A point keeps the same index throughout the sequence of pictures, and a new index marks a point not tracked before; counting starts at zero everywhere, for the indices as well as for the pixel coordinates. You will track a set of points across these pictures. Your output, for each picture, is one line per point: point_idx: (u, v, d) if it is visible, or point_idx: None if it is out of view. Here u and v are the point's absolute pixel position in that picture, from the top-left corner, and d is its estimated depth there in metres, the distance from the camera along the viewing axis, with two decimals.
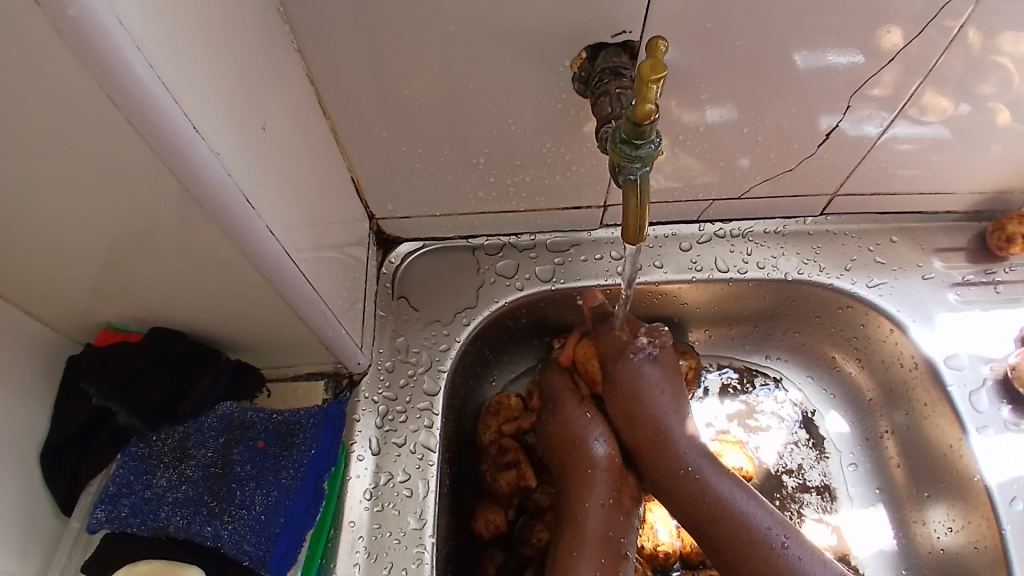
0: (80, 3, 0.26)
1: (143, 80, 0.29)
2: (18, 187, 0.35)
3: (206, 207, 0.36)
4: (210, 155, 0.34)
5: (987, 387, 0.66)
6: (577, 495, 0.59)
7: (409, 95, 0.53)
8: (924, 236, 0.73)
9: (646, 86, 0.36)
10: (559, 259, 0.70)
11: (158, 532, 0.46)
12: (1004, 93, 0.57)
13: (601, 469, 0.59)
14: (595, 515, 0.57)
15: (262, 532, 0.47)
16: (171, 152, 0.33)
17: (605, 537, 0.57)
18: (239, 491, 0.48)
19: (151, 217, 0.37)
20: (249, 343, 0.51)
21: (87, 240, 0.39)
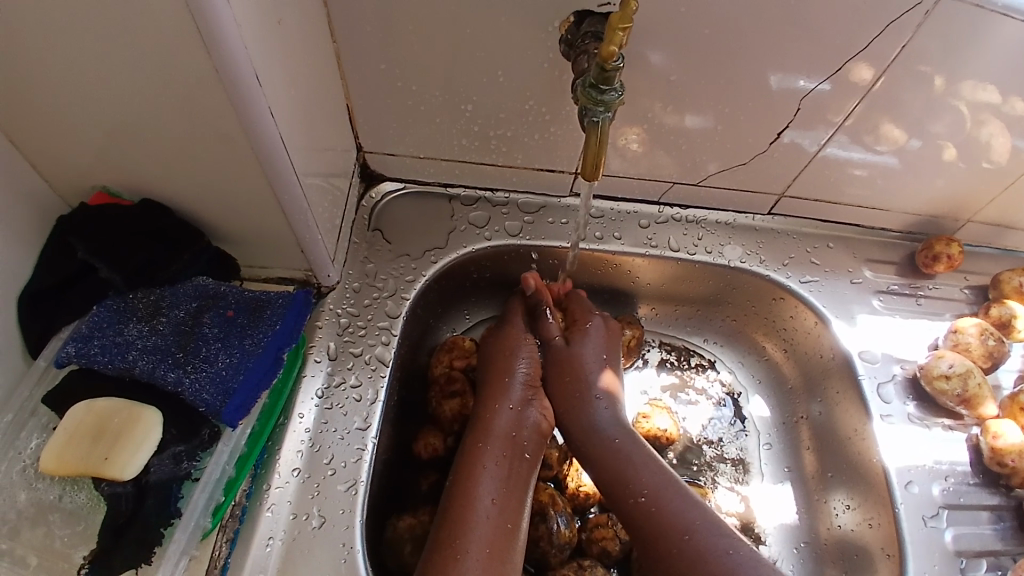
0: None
1: None
2: (47, 28, 0.38)
3: (222, 74, 0.40)
4: (233, 29, 0.38)
5: (896, 382, 0.72)
6: (491, 398, 0.65)
7: (412, 32, 0.58)
8: (859, 247, 0.81)
9: (613, 32, 0.41)
10: (528, 217, 0.76)
11: (123, 373, 0.49)
12: (953, 134, 0.66)
13: (519, 382, 0.66)
14: (503, 417, 0.63)
15: (219, 385, 0.49)
16: (201, 9, 0.37)
17: (512, 436, 0.62)
18: (204, 348, 0.51)
19: (166, 74, 0.41)
20: (230, 231, 0.55)
21: (100, 93, 0.42)
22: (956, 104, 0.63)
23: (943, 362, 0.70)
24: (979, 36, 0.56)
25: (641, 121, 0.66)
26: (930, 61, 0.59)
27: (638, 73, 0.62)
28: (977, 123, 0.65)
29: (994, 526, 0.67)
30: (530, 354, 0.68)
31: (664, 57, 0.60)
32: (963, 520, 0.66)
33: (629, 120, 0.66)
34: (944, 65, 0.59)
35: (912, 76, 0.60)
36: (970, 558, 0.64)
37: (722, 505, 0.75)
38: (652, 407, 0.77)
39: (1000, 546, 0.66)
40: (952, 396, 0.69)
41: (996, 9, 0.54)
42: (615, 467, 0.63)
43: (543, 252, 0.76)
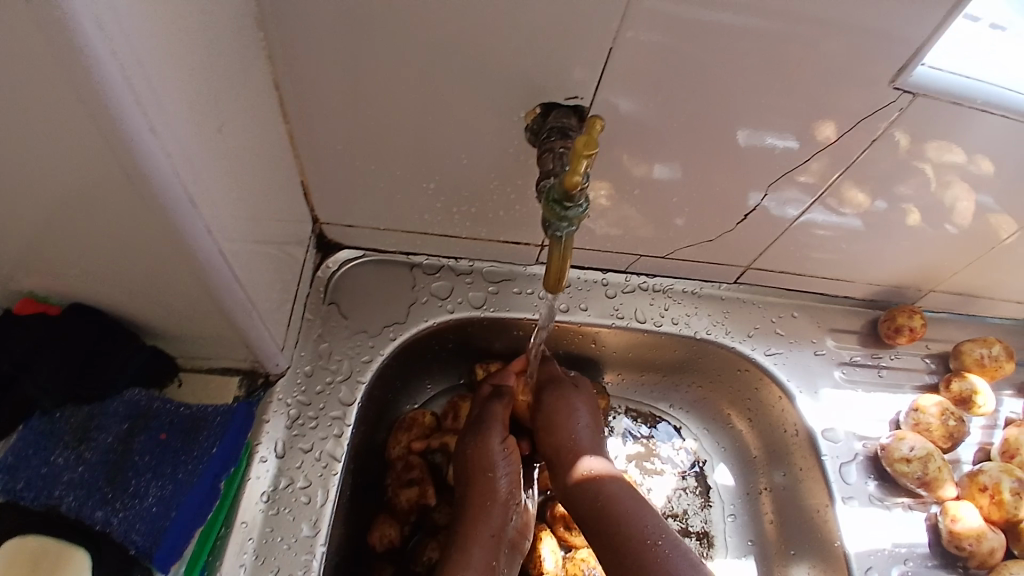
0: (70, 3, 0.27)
1: (109, 80, 0.31)
2: None
3: (149, 202, 0.37)
4: (159, 154, 0.35)
5: (857, 460, 0.73)
6: (473, 524, 0.61)
7: (370, 114, 0.55)
8: (824, 316, 0.81)
9: (578, 160, 0.39)
10: (492, 287, 0.73)
11: (49, 510, 0.45)
12: (921, 197, 0.65)
13: (500, 503, 0.63)
14: (484, 547, 0.60)
15: (152, 524, 0.48)
16: (128, 142, 0.33)
17: (493, 568, 0.60)
18: (136, 480, 0.48)
19: (93, 196, 0.37)
20: (169, 330, 0.51)
21: (13, 211, 0.38)
22: (921, 165, 0.61)
23: (904, 444, 0.71)
24: (953, 122, 0.56)
25: (611, 181, 0.63)
26: (906, 125, 0.57)
27: (608, 154, 0.60)
28: (942, 184, 0.64)
29: None
30: (510, 467, 0.64)
31: (632, 143, 0.58)
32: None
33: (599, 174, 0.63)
34: (917, 143, 0.59)
35: (880, 142, 0.59)
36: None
37: None
38: None
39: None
40: (913, 479, 0.70)
41: (975, 105, 0.54)
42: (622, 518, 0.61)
43: (507, 323, 0.73)
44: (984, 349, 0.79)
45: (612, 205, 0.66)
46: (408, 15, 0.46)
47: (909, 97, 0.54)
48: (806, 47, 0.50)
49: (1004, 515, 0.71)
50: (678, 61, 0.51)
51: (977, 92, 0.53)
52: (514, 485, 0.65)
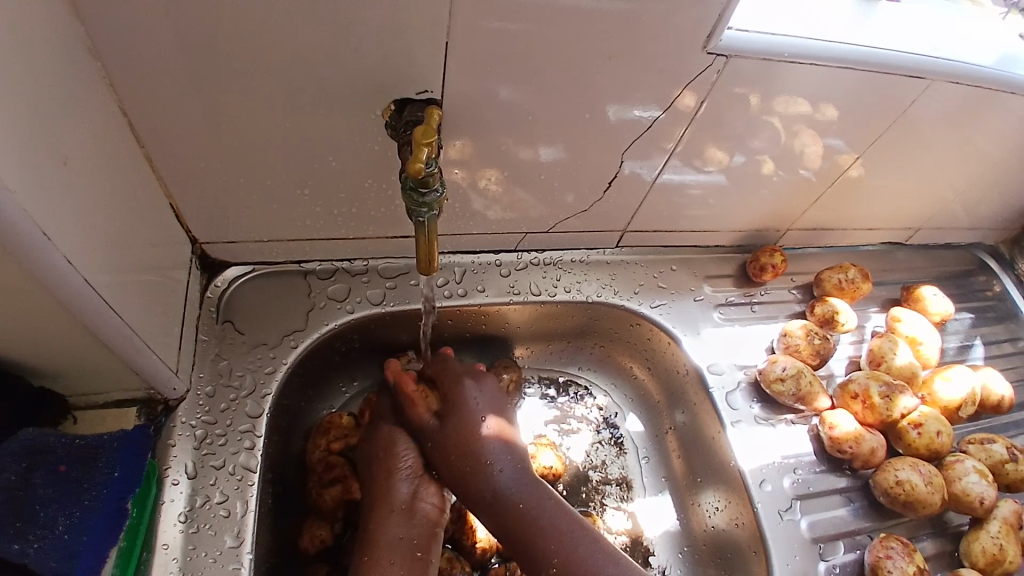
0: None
1: None
2: None
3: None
4: None
5: (741, 387, 0.81)
6: (381, 505, 0.63)
7: (230, 131, 0.56)
8: (700, 266, 0.89)
9: (419, 149, 0.42)
10: (390, 283, 0.75)
11: None
12: (773, 148, 0.74)
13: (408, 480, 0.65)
14: (392, 524, 0.62)
15: (64, 551, 0.49)
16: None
17: (404, 545, 0.61)
18: (41, 512, 0.50)
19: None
20: (49, 368, 0.51)
21: None
22: (771, 117, 0.69)
23: (778, 366, 0.79)
24: (780, 77, 0.64)
25: (499, 165, 0.67)
26: (739, 81, 0.63)
27: (494, 141, 0.64)
28: (792, 134, 0.72)
29: (848, 507, 0.77)
30: (413, 448, 0.67)
31: (496, 130, 0.62)
32: (816, 508, 0.75)
33: (484, 163, 0.66)
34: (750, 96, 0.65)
35: (729, 98, 0.65)
36: (827, 541, 0.74)
37: (612, 527, 0.80)
38: (537, 447, 0.80)
39: (857, 525, 0.76)
40: (790, 396, 0.79)
41: (784, 58, 0.61)
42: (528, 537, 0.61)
43: (408, 315, 0.76)
44: (842, 274, 0.89)
45: (504, 191, 0.70)
46: (245, 29, 0.48)
47: (723, 60, 0.60)
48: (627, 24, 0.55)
49: (878, 418, 0.79)
50: (514, 48, 0.55)
51: (786, 48, 0.61)
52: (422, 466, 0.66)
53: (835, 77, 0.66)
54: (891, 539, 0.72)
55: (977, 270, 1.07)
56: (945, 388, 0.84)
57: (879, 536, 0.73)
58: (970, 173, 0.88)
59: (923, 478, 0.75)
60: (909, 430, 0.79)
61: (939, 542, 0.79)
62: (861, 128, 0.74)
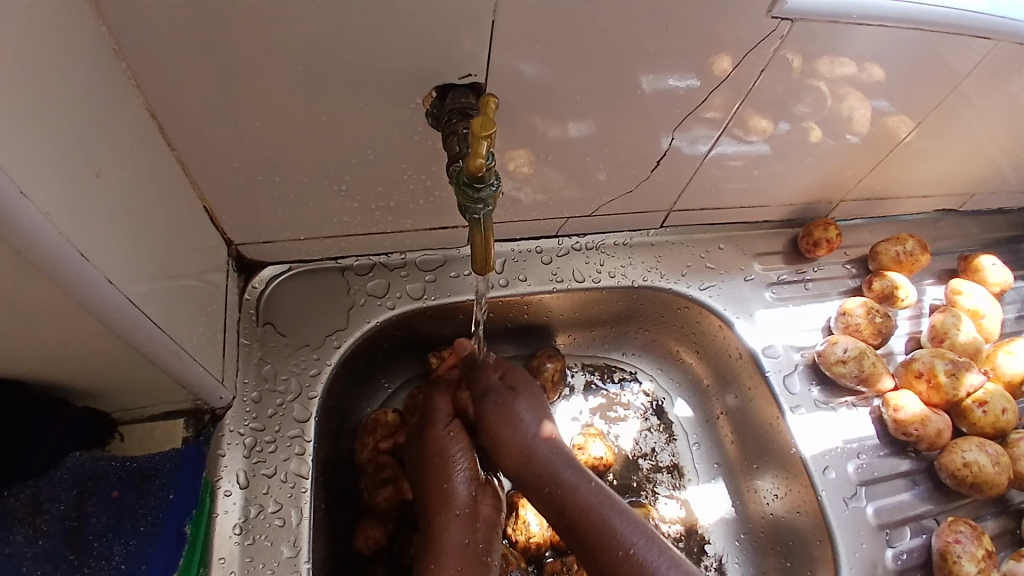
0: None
1: None
2: None
3: (39, 266, 0.36)
4: (36, 215, 0.34)
5: (798, 370, 0.78)
6: (437, 514, 0.61)
7: (262, 127, 0.53)
8: (746, 243, 0.85)
9: (478, 142, 0.39)
10: (429, 276, 0.73)
11: None
12: (815, 113, 0.69)
13: (460, 484, 0.62)
14: (453, 531, 0.60)
15: None
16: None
17: (465, 548, 0.60)
18: (97, 542, 0.49)
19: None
20: (95, 388, 0.49)
21: None
22: (816, 82, 0.64)
23: (838, 347, 0.76)
24: (836, 40, 0.59)
25: (530, 148, 0.63)
26: (790, 45, 0.58)
27: (522, 121, 0.60)
28: (838, 97, 0.67)
29: (913, 492, 0.74)
30: (466, 451, 0.64)
31: (536, 111, 0.59)
32: (881, 493, 0.73)
33: (510, 144, 0.62)
34: (788, 59, 0.60)
35: (769, 59, 0.60)
36: (893, 527, 0.71)
37: (665, 515, 0.79)
38: (586, 437, 0.78)
39: (922, 509, 0.73)
40: (852, 378, 0.75)
41: (852, 20, 0.57)
42: (591, 520, 0.59)
43: (450, 309, 0.73)
44: (899, 247, 0.84)
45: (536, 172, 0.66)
46: (277, 20, 0.45)
47: (788, 24, 0.56)
48: None
49: (944, 398, 0.75)
50: (559, 21, 0.51)
51: (849, 11, 0.56)
52: (475, 466, 0.64)
53: (893, 36, 0.60)
54: (960, 523, 0.70)
55: None
56: (1009, 362, 0.80)
57: (947, 520, 0.71)
58: None
59: (991, 459, 0.72)
60: (974, 409, 0.75)
61: (1002, 521, 0.76)
62: (919, 90, 0.69)
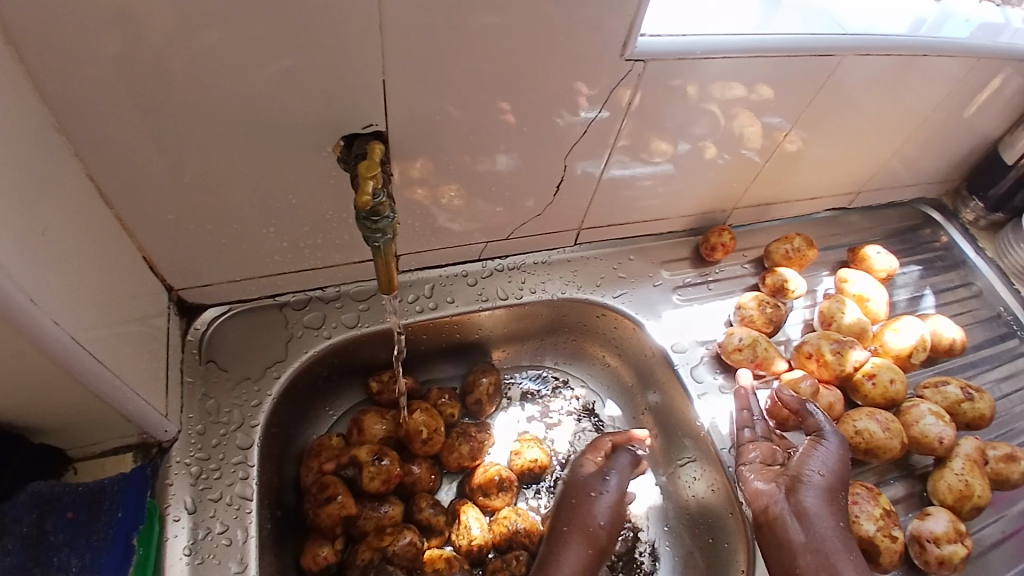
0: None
1: None
2: None
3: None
4: None
5: (704, 362, 0.86)
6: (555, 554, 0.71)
7: (194, 182, 0.59)
8: (656, 252, 0.94)
9: (364, 181, 0.46)
10: (363, 305, 0.79)
11: None
12: (713, 133, 0.79)
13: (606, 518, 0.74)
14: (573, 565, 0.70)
15: None
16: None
17: None
18: (56, 557, 0.54)
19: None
20: (48, 425, 0.54)
21: None
22: (710, 104, 0.74)
23: (734, 337, 0.85)
24: (702, 73, 0.69)
25: (459, 177, 0.71)
26: (682, 75, 0.69)
27: (442, 160, 0.68)
28: (730, 117, 0.78)
29: None
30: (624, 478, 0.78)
31: (447, 151, 0.67)
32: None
33: (444, 178, 0.70)
34: (683, 88, 0.71)
35: (665, 90, 0.70)
36: None
37: None
38: (521, 443, 0.84)
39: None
40: (748, 363, 0.84)
41: (696, 56, 0.67)
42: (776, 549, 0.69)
43: (383, 334, 0.80)
44: (788, 245, 0.95)
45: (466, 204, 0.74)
46: (195, 90, 0.52)
47: (640, 64, 0.65)
48: (545, 36, 0.59)
49: (833, 374, 0.84)
50: (450, 75, 0.59)
51: (693, 49, 0.66)
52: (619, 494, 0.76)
53: (759, 64, 0.71)
54: (858, 486, 0.77)
55: (922, 224, 1.14)
56: (895, 338, 0.90)
57: (847, 484, 0.78)
58: (897, 136, 0.94)
59: (881, 425, 0.80)
60: (865, 382, 0.85)
61: (908, 485, 0.84)
62: (791, 105, 0.80)
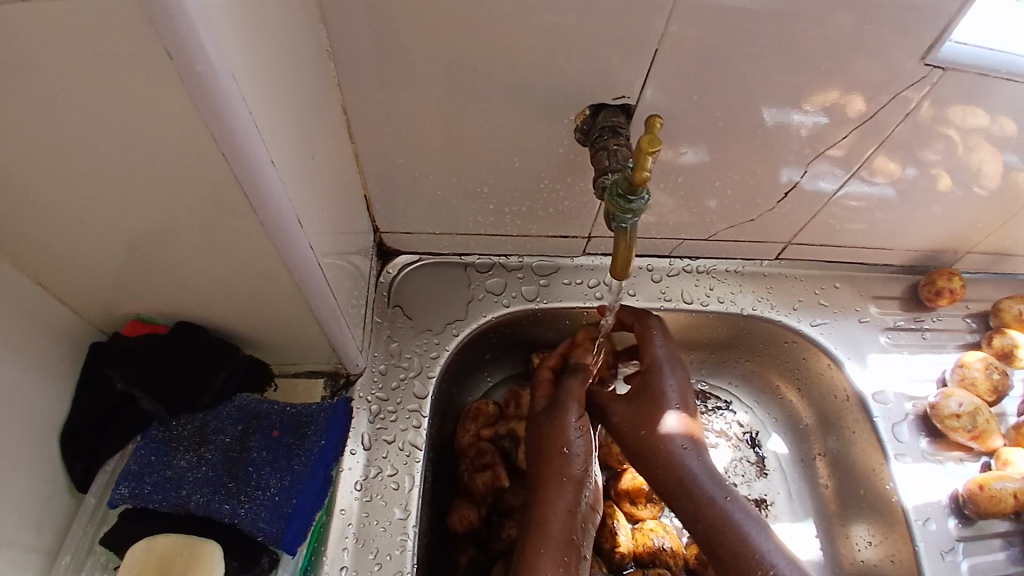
0: (209, 64, 0.31)
1: (258, 154, 0.37)
2: (100, 204, 0.40)
3: (273, 237, 0.42)
4: (284, 200, 0.40)
5: (908, 420, 0.76)
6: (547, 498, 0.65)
7: (429, 131, 0.59)
8: (864, 284, 0.83)
9: (644, 158, 0.42)
10: (543, 280, 0.77)
11: (179, 508, 0.53)
12: (946, 160, 0.66)
13: (575, 479, 0.65)
14: (560, 517, 0.64)
15: (275, 512, 0.55)
16: (254, 186, 0.38)
17: (567, 538, 0.63)
18: (254, 474, 0.56)
19: (188, 214, 0.40)
20: (263, 341, 0.57)
21: (123, 240, 0.43)
22: (947, 129, 0.62)
23: (952, 401, 0.74)
24: (987, 92, 0.58)
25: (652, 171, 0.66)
26: (937, 94, 0.58)
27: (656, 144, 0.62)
28: (966, 147, 0.64)
29: (1007, 553, 0.72)
30: (585, 443, 0.67)
31: (680, 136, 0.61)
32: (977, 550, 0.71)
33: None
34: (937, 109, 0.60)
35: (927, 107, 0.59)
36: None
37: None
38: None
39: (1013, 568, 0.71)
40: (963, 432, 0.73)
41: (1000, 76, 0.56)
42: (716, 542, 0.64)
43: (560, 314, 0.77)
44: None
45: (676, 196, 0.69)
46: (460, 39, 0.50)
47: (940, 73, 0.56)
48: (832, 24, 0.51)
49: None
50: (717, 55, 0.53)
51: (1000, 63, 0.55)
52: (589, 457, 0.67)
53: None
54: None
55: None
56: None
57: None
58: None
59: None
60: None
61: None
62: None
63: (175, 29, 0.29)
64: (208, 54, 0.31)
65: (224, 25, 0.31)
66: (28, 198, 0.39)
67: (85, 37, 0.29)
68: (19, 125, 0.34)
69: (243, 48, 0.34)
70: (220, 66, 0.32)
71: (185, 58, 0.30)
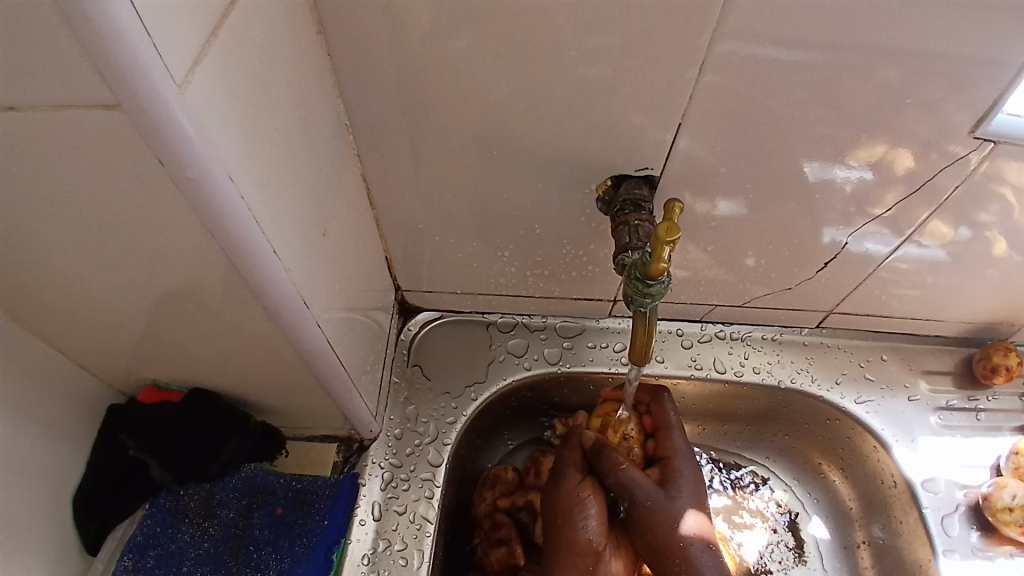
0: (200, 168, 0.32)
1: (257, 243, 0.37)
2: (118, 285, 0.41)
3: (276, 318, 0.43)
4: (285, 280, 0.41)
5: (959, 512, 0.70)
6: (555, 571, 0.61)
7: (449, 198, 0.58)
8: (914, 357, 0.77)
9: (660, 246, 0.40)
10: (567, 343, 0.74)
11: None
12: (1003, 222, 0.58)
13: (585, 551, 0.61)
14: None
15: None
16: (252, 274, 0.39)
17: None
18: (255, 554, 0.55)
19: (201, 294, 0.41)
20: (274, 407, 0.56)
21: (139, 318, 0.44)
22: (999, 188, 0.55)
23: (1006, 493, 0.68)
24: None
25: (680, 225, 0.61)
26: (1001, 163, 0.52)
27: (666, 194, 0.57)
28: None
29: None
30: (596, 514, 0.62)
31: (710, 205, 0.58)
32: None
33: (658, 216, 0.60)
34: (998, 168, 0.53)
35: (984, 176, 0.54)
36: None
37: None
38: None
39: None
40: (1015, 526, 0.68)
41: None
42: None
43: (584, 378, 0.74)
44: None
45: (705, 263, 0.66)
46: (476, 113, 0.50)
47: (989, 146, 0.51)
48: (869, 100, 0.48)
49: None
50: (744, 128, 0.51)
51: None
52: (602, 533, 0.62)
53: None
54: None
55: None
56: None
57: None
58: None
59: None
60: None
61: None
62: None
63: (163, 141, 0.30)
64: (199, 159, 0.32)
65: (216, 128, 0.33)
66: (50, 277, 0.40)
67: (97, 141, 0.31)
68: (42, 217, 0.35)
69: (239, 147, 0.35)
70: (213, 168, 0.33)
71: (176, 164, 0.32)
